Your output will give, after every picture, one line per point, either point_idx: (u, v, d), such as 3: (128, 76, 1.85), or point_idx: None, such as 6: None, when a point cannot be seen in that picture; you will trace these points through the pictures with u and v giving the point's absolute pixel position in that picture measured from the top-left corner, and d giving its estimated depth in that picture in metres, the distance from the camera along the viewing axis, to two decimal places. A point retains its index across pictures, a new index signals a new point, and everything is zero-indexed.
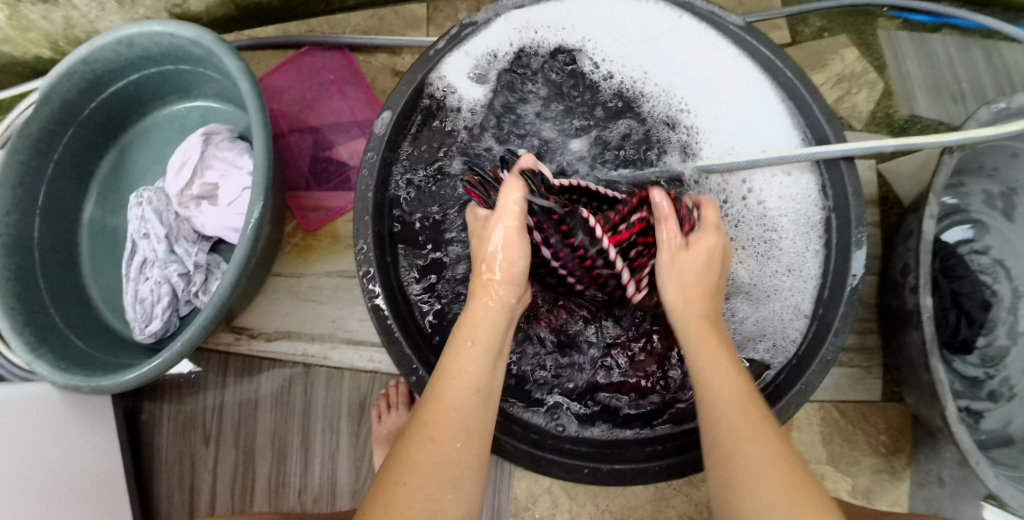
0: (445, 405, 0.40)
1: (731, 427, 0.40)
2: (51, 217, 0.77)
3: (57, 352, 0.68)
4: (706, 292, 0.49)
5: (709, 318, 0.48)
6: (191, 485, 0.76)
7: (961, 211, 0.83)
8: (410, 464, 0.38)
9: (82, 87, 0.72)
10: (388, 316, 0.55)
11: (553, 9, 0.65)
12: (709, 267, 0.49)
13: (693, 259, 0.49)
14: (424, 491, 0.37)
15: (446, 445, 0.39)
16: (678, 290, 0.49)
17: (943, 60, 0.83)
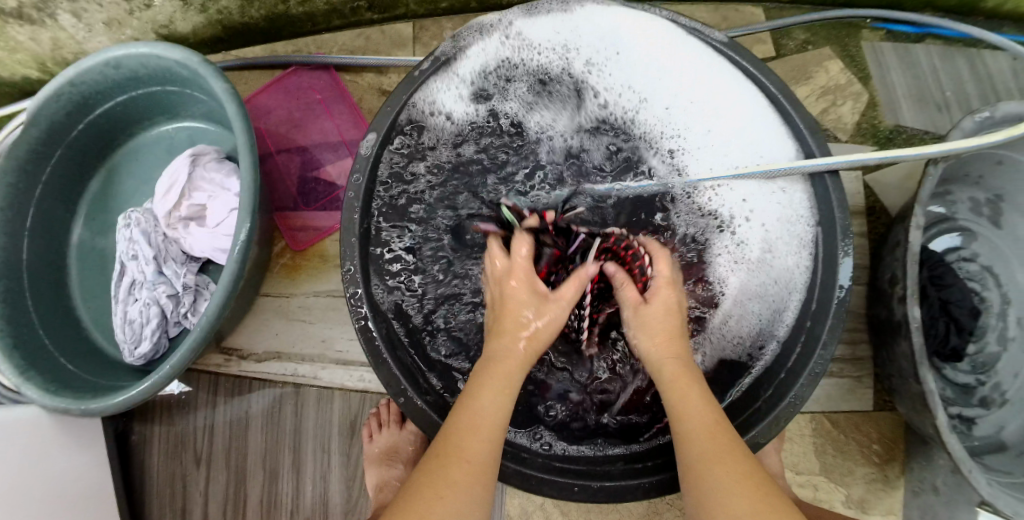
0: (480, 430, 0.44)
1: (703, 453, 0.43)
2: (38, 239, 0.77)
3: (45, 374, 0.68)
4: (672, 333, 0.52)
5: (681, 359, 0.51)
6: (182, 507, 0.75)
7: (948, 220, 0.83)
8: (448, 482, 0.41)
9: (70, 108, 0.72)
10: (376, 337, 0.54)
11: (550, 25, 0.65)
12: (669, 316, 0.53)
13: (653, 310, 0.53)
14: (457, 504, 0.40)
15: (477, 464, 0.43)
16: (646, 339, 0.52)
17: (927, 70, 0.84)
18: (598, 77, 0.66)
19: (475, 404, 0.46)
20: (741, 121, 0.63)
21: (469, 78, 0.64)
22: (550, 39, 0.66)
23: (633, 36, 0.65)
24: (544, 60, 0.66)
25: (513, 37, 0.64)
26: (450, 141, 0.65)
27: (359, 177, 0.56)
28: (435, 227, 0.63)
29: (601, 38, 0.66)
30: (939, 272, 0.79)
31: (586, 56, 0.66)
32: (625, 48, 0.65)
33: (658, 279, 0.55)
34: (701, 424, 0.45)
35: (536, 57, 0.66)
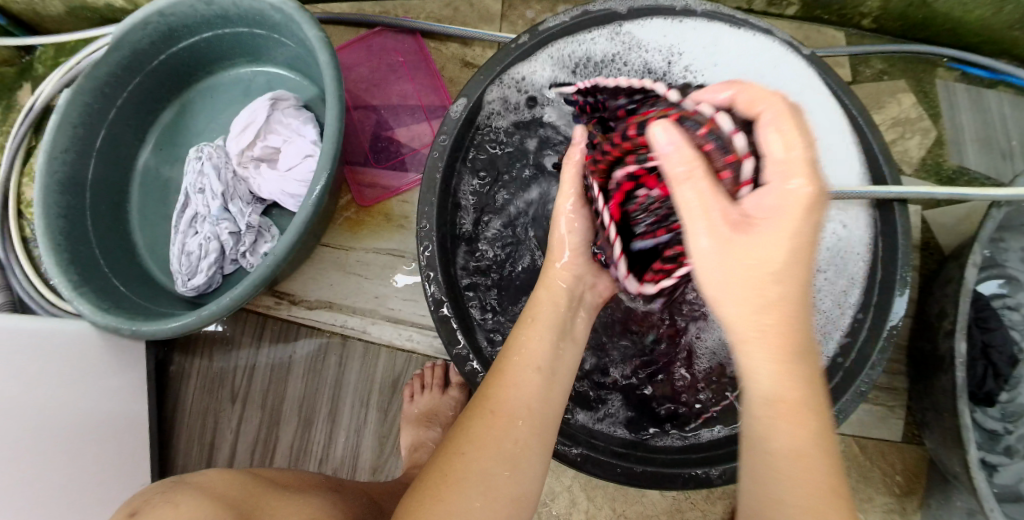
0: (506, 381, 0.43)
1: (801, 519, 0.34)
2: (106, 161, 0.78)
3: (99, 292, 0.69)
4: (791, 310, 0.35)
5: (803, 341, 0.35)
6: (212, 440, 0.76)
7: (997, 266, 0.83)
8: (471, 438, 0.41)
9: (155, 38, 0.74)
10: (434, 284, 0.56)
11: (660, 27, 0.65)
12: (789, 278, 0.34)
13: (760, 240, 0.34)
14: (481, 462, 0.40)
15: (508, 421, 0.41)
16: (750, 298, 0.35)
17: (996, 116, 0.84)
18: (692, 86, 0.67)
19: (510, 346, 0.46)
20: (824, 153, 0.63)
21: (572, 64, 0.65)
22: (657, 41, 0.66)
23: (740, 55, 0.65)
24: (645, 60, 0.66)
25: (623, 33, 0.65)
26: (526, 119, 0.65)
27: (446, 138, 0.57)
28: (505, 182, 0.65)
29: (709, 49, 0.66)
30: (985, 315, 0.80)
31: (687, 63, 0.66)
32: (728, 63, 0.65)
33: (779, 188, 0.34)
34: (809, 494, 0.34)
35: (641, 54, 0.66)
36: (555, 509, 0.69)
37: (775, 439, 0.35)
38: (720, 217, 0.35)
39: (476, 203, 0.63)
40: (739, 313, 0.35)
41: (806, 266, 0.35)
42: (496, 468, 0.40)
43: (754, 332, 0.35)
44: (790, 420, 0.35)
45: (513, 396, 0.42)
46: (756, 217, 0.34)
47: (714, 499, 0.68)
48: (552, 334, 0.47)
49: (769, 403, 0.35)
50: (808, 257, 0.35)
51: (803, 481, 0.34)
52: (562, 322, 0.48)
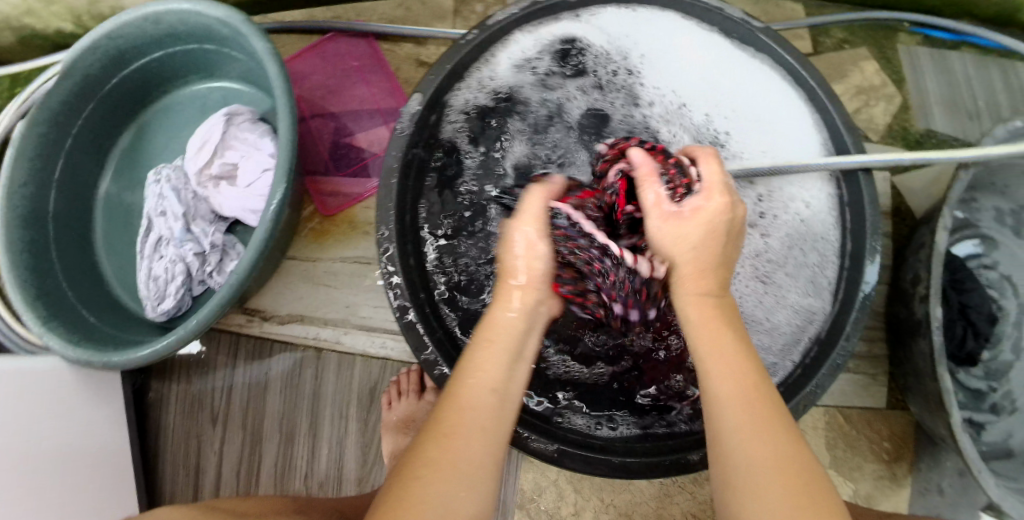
0: (460, 403, 0.37)
1: (735, 424, 0.35)
2: (66, 191, 0.77)
3: (69, 325, 0.68)
4: (712, 270, 0.42)
5: (715, 296, 0.42)
6: (196, 465, 0.76)
7: (970, 226, 0.83)
8: (423, 463, 0.35)
9: (105, 61, 0.72)
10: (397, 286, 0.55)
11: (617, 19, 0.66)
12: (712, 251, 0.42)
13: (685, 228, 0.43)
14: (437, 491, 0.34)
15: (461, 443, 0.36)
16: (673, 261, 0.43)
17: (961, 77, 0.83)
18: (646, 74, 0.67)
19: (461, 368, 0.40)
20: (778, 134, 0.64)
21: (528, 58, 0.65)
22: (614, 30, 0.66)
23: (695, 38, 0.65)
24: (603, 50, 0.66)
25: (585, 21, 0.66)
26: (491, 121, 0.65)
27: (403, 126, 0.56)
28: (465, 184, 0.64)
29: (662, 38, 0.66)
30: (961, 276, 0.80)
31: (643, 51, 0.66)
32: (681, 51, 0.66)
33: (707, 198, 0.43)
34: (736, 387, 0.37)
35: (597, 42, 0.66)
36: (543, 505, 0.69)
37: (700, 347, 0.39)
38: (656, 207, 0.45)
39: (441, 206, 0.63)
40: (669, 263, 0.43)
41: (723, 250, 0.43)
42: (454, 495, 0.34)
43: (682, 277, 0.42)
44: (710, 328, 0.40)
45: (470, 418, 0.37)
46: (688, 210, 0.43)
47: (702, 482, 0.68)
48: (513, 354, 0.40)
49: (699, 322, 0.40)
50: (723, 242, 0.43)
51: (729, 373, 0.37)
52: (518, 345, 0.41)
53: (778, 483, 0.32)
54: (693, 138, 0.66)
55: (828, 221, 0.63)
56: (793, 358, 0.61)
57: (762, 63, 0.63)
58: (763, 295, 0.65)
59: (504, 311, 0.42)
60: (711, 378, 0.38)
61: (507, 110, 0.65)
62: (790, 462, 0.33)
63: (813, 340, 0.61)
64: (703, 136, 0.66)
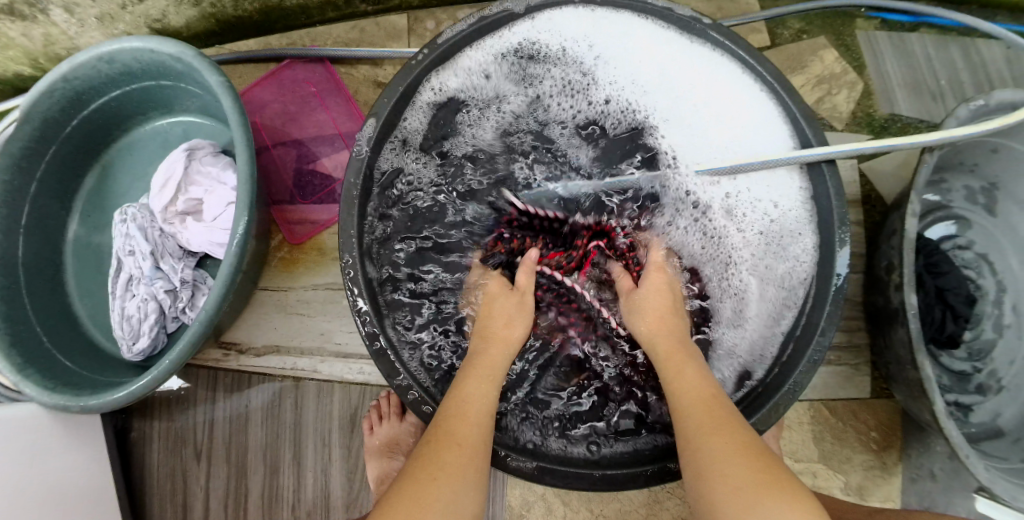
0: (469, 419, 0.48)
1: (697, 425, 0.45)
2: (33, 237, 0.76)
3: (44, 371, 0.67)
4: (666, 320, 0.56)
5: (674, 337, 0.55)
6: (184, 502, 0.75)
7: (943, 208, 0.83)
8: (441, 465, 0.44)
9: (63, 104, 0.72)
10: (366, 314, 0.55)
11: (575, 21, 0.65)
12: (664, 306, 0.57)
13: (644, 291, 0.59)
14: (451, 486, 0.43)
15: (469, 451, 0.46)
16: (642, 320, 0.57)
17: (922, 58, 0.84)
18: (602, 75, 0.66)
19: (465, 392, 0.50)
20: (741, 127, 0.64)
21: (483, 69, 0.64)
22: (571, 33, 0.65)
23: (652, 38, 0.64)
24: (559, 55, 0.66)
25: (541, 24, 0.64)
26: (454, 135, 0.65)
27: (362, 147, 0.56)
28: (421, 199, 0.64)
29: (619, 37, 0.65)
30: (935, 259, 0.80)
31: (598, 54, 0.66)
32: (638, 49, 0.65)
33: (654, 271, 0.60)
34: (695, 398, 0.48)
35: (555, 46, 0.66)
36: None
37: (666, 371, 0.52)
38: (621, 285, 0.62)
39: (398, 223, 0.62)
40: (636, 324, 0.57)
41: (668, 303, 0.57)
42: (465, 492, 0.43)
43: (648, 332, 0.56)
44: (671, 363, 0.52)
45: (476, 433, 0.47)
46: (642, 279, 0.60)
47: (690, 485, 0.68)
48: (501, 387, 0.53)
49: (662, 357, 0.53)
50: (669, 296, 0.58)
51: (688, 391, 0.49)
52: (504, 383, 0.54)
53: (740, 459, 0.41)
54: (648, 139, 0.66)
55: (799, 212, 0.62)
56: (769, 350, 0.61)
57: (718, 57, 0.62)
58: (742, 289, 0.64)
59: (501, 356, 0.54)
60: (678, 395, 0.49)
61: (463, 122, 0.65)
62: (748, 446, 0.43)
63: (789, 334, 0.60)
64: (658, 135, 0.66)
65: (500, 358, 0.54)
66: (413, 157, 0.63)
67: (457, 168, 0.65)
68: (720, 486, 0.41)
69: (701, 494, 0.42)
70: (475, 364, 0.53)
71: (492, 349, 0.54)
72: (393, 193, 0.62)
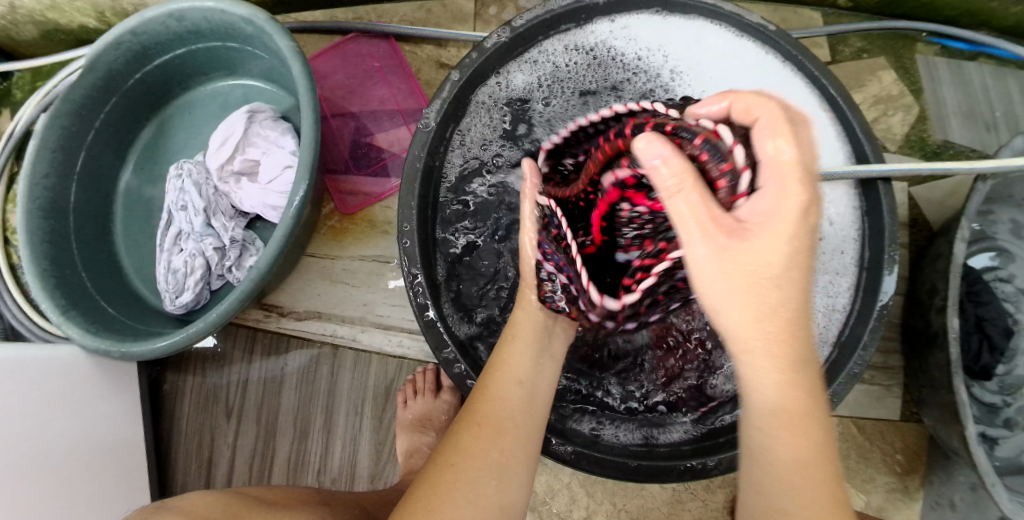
0: (491, 396, 0.46)
1: None
2: (87, 184, 0.77)
3: (87, 315, 0.69)
4: (785, 323, 0.35)
5: (795, 364, 0.35)
6: (209, 457, 0.76)
7: (987, 239, 0.83)
8: (457, 451, 0.43)
9: (129, 57, 0.73)
10: (420, 284, 0.55)
11: (653, 28, 0.66)
12: (784, 287, 0.34)
13: (759, 246, 0.33)
14: (469, 471, 0.42)
15: (491, 430, 0.44)
16: (751, 314, 0.34)
17: (979, 88, 0.83)
18: (677, 86, 0.67)
19: (490, 368, 0.49)
20: None
21: (555, 65, 0.66)
22: (648, 39, 0.66)
23: (726, 50, 0.65)
24: (636, 61, 0.67)
25: (619, 29, 0.66)
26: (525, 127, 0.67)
27: (431, 120, 0.57)
28: (485, 185, 0.65)
29: (691, 46, 0.66)
30: (977, 288, 0.80)
31: (673, 64, 0.67)
32: (712, 57, 0.66)
33: (778, 194, 0.33)
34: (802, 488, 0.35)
35: (630, 53, 0.67)
36: (555, 508, 0.69)
37: (782, 456, 0.36)
38: (715, 223, 0.32)
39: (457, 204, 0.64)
40: (738, 320, 0.35)
41: (800, 278, 0.34)
42: (483, 478, 0.42)
43: (757, 339, 0.35)
44: (797, 438, 0.35)
45: (499, 409, 0.45)
46: (756, 220, 0.33)
47: (714, 488, 0.68)
48: (534, 353, 0.49)
49: (772, 415, 0.36)
50: (803, 257, 0.34)
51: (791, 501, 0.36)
52: (540, 345, 0.50)
53: None
54: None
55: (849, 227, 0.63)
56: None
57: (790, 71, 0.62)
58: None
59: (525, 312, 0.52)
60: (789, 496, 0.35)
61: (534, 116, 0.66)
62: None
63: (832, 344, 0.61)
64: None
65: (527, 321, 0.51)
66: (480, 145, 0.65)
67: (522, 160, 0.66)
68: None
69: None
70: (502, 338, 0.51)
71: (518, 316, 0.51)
72: (461, 174, 0.64)
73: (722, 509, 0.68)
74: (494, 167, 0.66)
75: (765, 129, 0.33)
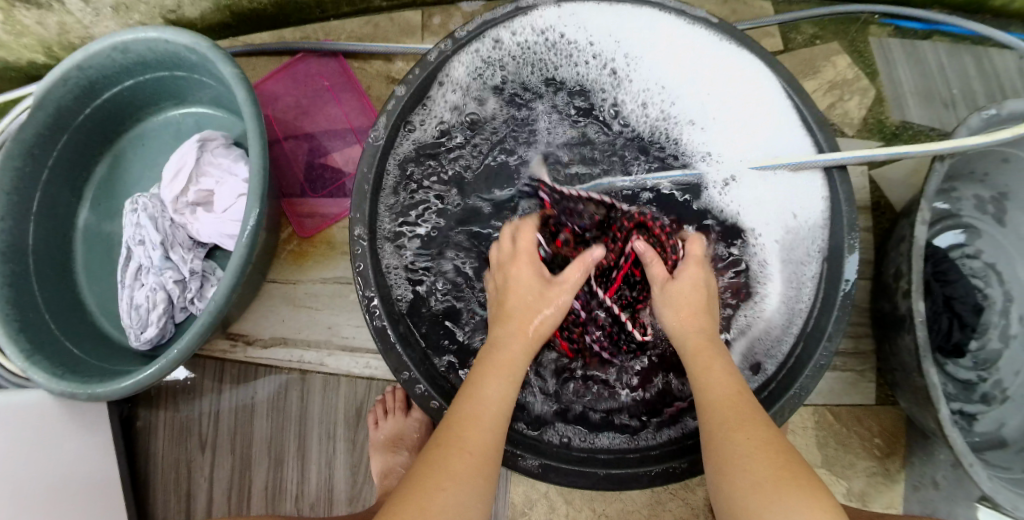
0: (480, 422, 0.45)
1: (723, 423, 0.45)
2: (44, 224, 0.76)
3: (52, 358, 0.68)
4: (704, 307, 0.54)
5: (706, 333, 0.53)
6: (187, 491, 0.75)
7: (952, 216, 0.83)
8: (450, 472, 0.42)
9: (77, 93, 0.72)
10: (377, 306, 0.55)
11: (602, 17, 0.65)
12: (697, 294, 0.54)
13: (680, 288, 0.54)
14: (458, 496, 0.41)
15: (479, 456, 0.44)
16: (674, 313, 0.54)
17: (934, 67, 0.83)
18: (632, 73, 0.66)
19: (477, 391, 0.48)
20: (761, 125, 0.64)
21: (502, 62, 0.65)
22: (598, 29, 0.65)
23: (677, 39, 0.64)
24: (589, 52, 0.66)
25: (566, 17, 0.64)
26: (478, 121, 0.66)
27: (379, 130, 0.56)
28: (443, 179, 0.65)
29: (642, 32, 0.65)
30: (944, 268, 0.80)
31: (626, 52, 0.66)
32: (663, 45, 0.65)
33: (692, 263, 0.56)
34: (722, 395, 0.47)
35: (580, 41, 0.66)
36: (534, 517, 0.68)
37: (697, 376, 0.50)
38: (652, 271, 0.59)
39: (413, 203, 0.63)
40: (665, 314, 0.54)
41: (703, 298, 0.54)
42: (471, 503, 0.41)
43: (674, 319, 0.54)
44: (701, 360, 0.51)
45: (486, 436, 0.45)
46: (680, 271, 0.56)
47: (693, 487, 0.68)
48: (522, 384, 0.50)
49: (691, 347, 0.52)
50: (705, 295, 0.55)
51: (731, 398, 0.47)
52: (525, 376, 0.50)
53: (761, 460, 0.42)
54: (674, 131, 0.66)
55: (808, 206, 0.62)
56: (781, 348, 0.61)
57: (741, 54, 0.62)
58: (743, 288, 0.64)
59: (519, 348, 0.51)
60: (706, 393, 0.48)
61: (485, 109, 0.66)
62: (772, 448, 0.43)
63: (797, 334, 0.61)
64: (686, 132, 0.66)
65: (519, 351, 0.51)
66: (434, 143, 0.64)
67: (482, 153, 0.67)
68: (743, 492, 0.41)
69: (725, 499, 0.42)
70: (493, 361, 0.50)
71: (516, 344, 0.51)
72: (418, 172, 0.64)
73: (702, 508, 0.67)
74: (453, 162, 0.66)
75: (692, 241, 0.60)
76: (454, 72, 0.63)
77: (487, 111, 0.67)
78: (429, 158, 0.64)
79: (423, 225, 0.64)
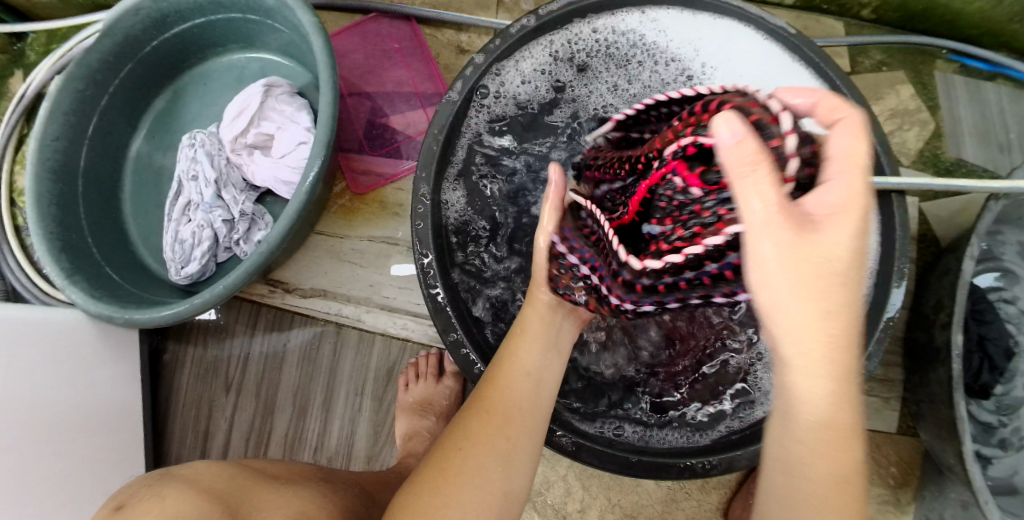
0: (501, 385, 0.48)
1: None
2: (97, 149, 0.77)
3: (91, 280, 0.68)
4: (844, 326, 0.33)
5: (847, 354, 0.34)
6: (206, 430, 0.76)
7: (993, 259, 0.81)
8: (467, 435, 0.46)
9: (148, 24, 0.73)
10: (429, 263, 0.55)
11: (684, 24, 0.64)
12: (847, 300, 0.33)
13: (826, 245, 0.33)
14: (476, 457, 0.45)
15: (500, 419, 0.46)
16: (818, 314, 0.33)
17: (996, 109, 0.83)
18: (702, 83, 0.65)
19: (504, 352, 0.50)
20: None
21: (575, 54, 0.65)
22: (679, 37, 0.65)
23: (753, 55, 0.63)
24: (662, 59, 0.66)
25: (648, 21, 0.64)
26: (541, 108, 0.67)
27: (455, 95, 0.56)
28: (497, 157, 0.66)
29: (722, 42, 0.64)
30: (981, 308, 0.80)
31: (701, 61, 0.65)
32: (739, 58, 0.63)
33: (843, 199, 0.33)
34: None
35: (660, 45, 0.65)
36: (550, 499, 0.69)
37: (814, 459, 0.35)
38: (787, 215, 0.31)
39: (471, 174, 0.64)
40: (801, 320, 0.33)
41: (855, 279, 0.34)
42: (490, 463, 0.45)
43: (821, 329, 0.33)
44: (834, 441, 0.34)
45: (508, 397, 0.47)
46: (824, 219, 0.33)
47: (709, 489, 0.69)
48: (545, 342, 0.51)
49: (821, 429, 0.34)
50: (857, 261, 0.34)
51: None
52: (552, 339, 0.51)
53: None
54: None
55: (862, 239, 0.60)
56: None
57: (810, 79, 0.59)
58: None
59: (536, 307, 0.52)
60: (809, 493, 0.35)
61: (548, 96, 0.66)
62: None
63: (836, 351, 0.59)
64: None
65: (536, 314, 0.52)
66: (499, 121, 0.65)
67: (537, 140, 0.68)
68: None
69: None
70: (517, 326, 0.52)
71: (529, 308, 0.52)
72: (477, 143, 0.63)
73: (715, 512, 0.68)
74: (511, 142, 0.66)
75: (844, 126, 0.33)
76: (528, 53, 0.62)
77: (551, 100, 0.67)
78: (488, 139, 0.65)
79: (480, 196, 0.65)
